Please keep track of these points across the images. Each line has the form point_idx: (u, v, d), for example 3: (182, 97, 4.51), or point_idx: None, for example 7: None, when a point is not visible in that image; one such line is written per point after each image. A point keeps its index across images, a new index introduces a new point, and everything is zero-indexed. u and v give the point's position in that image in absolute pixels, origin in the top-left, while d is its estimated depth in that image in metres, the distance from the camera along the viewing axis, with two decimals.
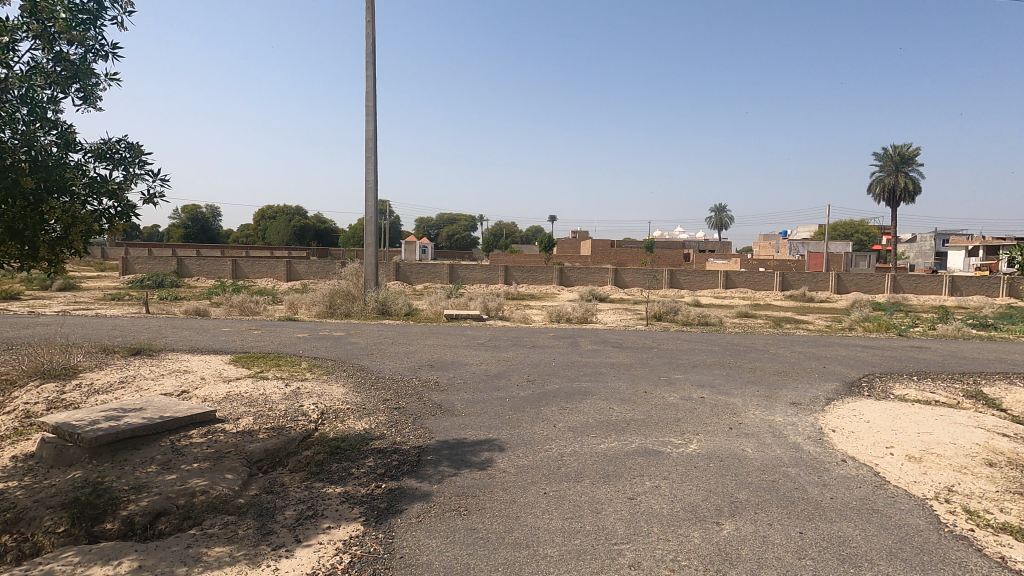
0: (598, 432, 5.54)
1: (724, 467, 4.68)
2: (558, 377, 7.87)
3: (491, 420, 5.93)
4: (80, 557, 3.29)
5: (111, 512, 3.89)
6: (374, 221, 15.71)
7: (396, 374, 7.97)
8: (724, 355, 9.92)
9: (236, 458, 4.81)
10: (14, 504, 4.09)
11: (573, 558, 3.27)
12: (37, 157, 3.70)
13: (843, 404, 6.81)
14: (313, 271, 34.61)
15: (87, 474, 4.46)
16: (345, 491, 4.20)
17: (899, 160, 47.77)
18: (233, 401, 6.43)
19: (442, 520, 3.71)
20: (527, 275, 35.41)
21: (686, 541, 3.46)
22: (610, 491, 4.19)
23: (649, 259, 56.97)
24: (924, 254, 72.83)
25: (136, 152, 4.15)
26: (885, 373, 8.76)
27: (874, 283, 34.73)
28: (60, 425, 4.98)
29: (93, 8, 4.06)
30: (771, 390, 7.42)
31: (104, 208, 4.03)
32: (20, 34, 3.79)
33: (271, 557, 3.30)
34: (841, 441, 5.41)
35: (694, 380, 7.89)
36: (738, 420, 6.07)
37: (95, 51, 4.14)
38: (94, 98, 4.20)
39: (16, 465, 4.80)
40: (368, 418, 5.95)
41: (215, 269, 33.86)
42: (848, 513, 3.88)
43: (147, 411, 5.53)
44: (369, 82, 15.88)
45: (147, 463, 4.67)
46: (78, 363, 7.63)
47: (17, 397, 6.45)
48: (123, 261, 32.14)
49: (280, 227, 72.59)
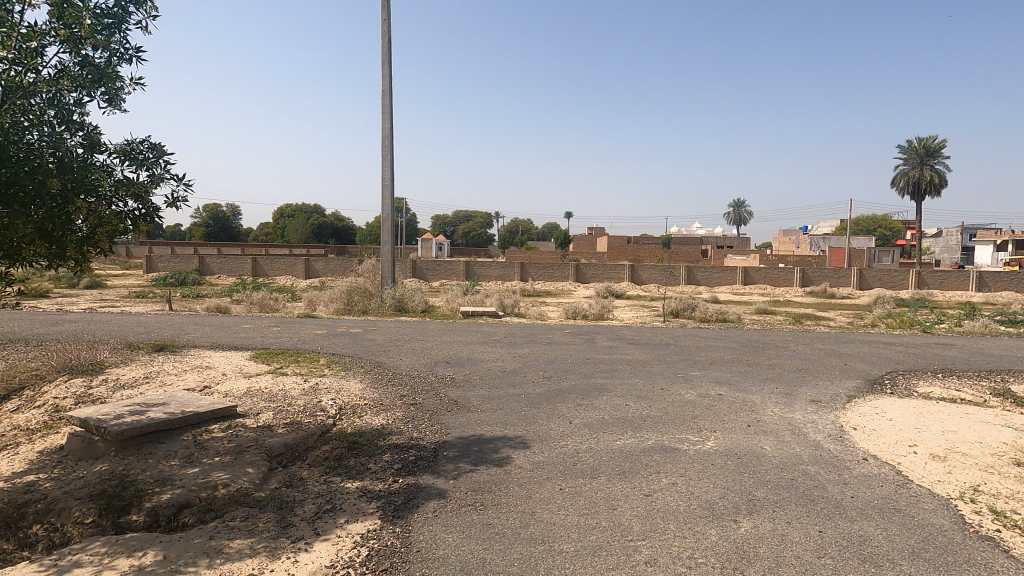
0: (614, 428, 5.53)
1: (742, 465, 4.63)
2: (574, 374, 7.86)
3: (507, 416, 5.95)
4: (106, 548, 3.39)
5: (136, 504, 4.00)
6: (389, 218, 15.79)
7: (412, 370, 8.01)
8: (742, 352, 9.82)
9: (256, 452, 4.90)
10: (45, 495, 4.22)
11: (589, 554, 3.26)
12: (64, 159, 3.81)
13: (864, 403, 6.67)
14: (331, 268, 34.91)
15: (114, 467, 4.59)
16: (362, 485, 4.26)
17: (925, 153, 46.60)
18: (253, 397, 6.54)
19: (459, 515, 3.74)
20: (543, 272, 35.16)
21: (703, 538, 3.44)
22: (627, 488, 4.17)
23: (664, 256, 56.50)
24: (948, 249, 71.25)
25: (159, 152, 4.24)
26: (908, 371, 8.57)
27: (898, 279, 33.92)
28: (88, 419, 5.11)
29: (118, 12, 4.15)
30: (791, 388, 7.32)
31: (129, 209, 4.18)
32: (48, 39, 3.91)
33: (290, 550, 3.36)
34: (863, 440, 5.31)
35: (711, 377, 7.79)
36: (757, 417, 5.99)
37: (120, 55, 4.24)
38: (119, 101, 4.30)
39: (45, 458, 4.96)
40: (385, 413, 6.02)
41: (235, 266, 34.35)
42: (869, 512, 3.82)
43: (170, 406, 5.65)
44: (385, 80, 15.98)
45: (171, 457, 4.78)
46: (105, 359, 7.82)
47: (45, 392, 6.64)
48: (147, 260, 32.77)
49: (298, 226, 73.50)
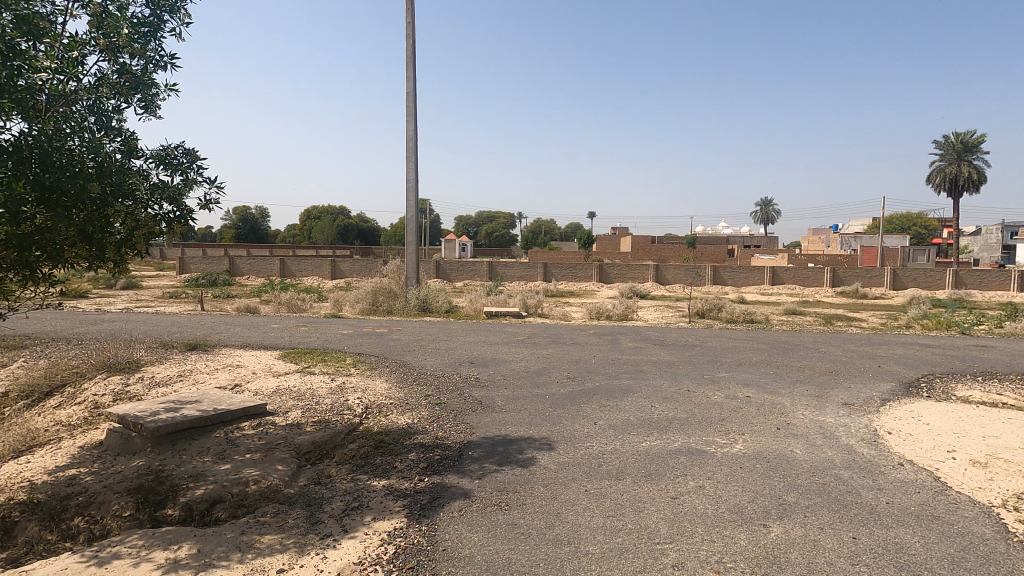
0: (640, 430, 5.48)
1: (772, 469, 4.54)
2: (598, 375, 7.81)
3: (532, 417, 5.94)
4: (144, 541, 3.50)
5: (172, 499, 4.12)
6: (413, 219, 15.94)
7: (437, 370, 8.07)
8: (771, 353, 9.62)
9: (285, 450, 4.99)
10: (85, 489, 4.38)
11: (615, 556, 3.24)
12: (104, 164, 3.94)
13: (900, 406, 6.47)
14: (356, 269, 35.37)
15: (150, 462, 4.74)
16: (389, 483, 4.31)
17: (962, 148, 44.99)
18: (282, 395, 6.67)
19: (485, 515, 3.75)
20: (566, 272, 35.03)
21: (732, 542, 3.39)
22: (653, 490, 4.13)
23: (689, 256, 55.71)
24: (988, 248, 68.67)
25: (193, 157, 4.36)
26: (946, 374, 8.28)
27: (934, 279, 32.82)
28: (125, 415, 5.29)
29: (153, 21, 4.28)
30: (822, 390, 7.15)
31: (164, 212, 4.31)
32: (88, 49, 4.05)
33: (319, 546, 3.42)
34: (898, 445, 5.16)
35: (738, 379, 7.66)
36: (786, 420, 5.87)
37: (155, 62, 4.38)
38: (155, 107, 4.44)
39: (86, 453, 5.14)
40: (410, 412, 6.07)
41: (264, 267, 35.08)
42: (905, 519, 3.70)
43: (203, 403, 5.80)
44: (409, 82, 16.12)
45: (204, 453, 4.90)
46: (141, 358, 8.07)
47: (85, 389, 6.88)
48: (180, 262, 33.70)
49: (324, 227, 74.71)
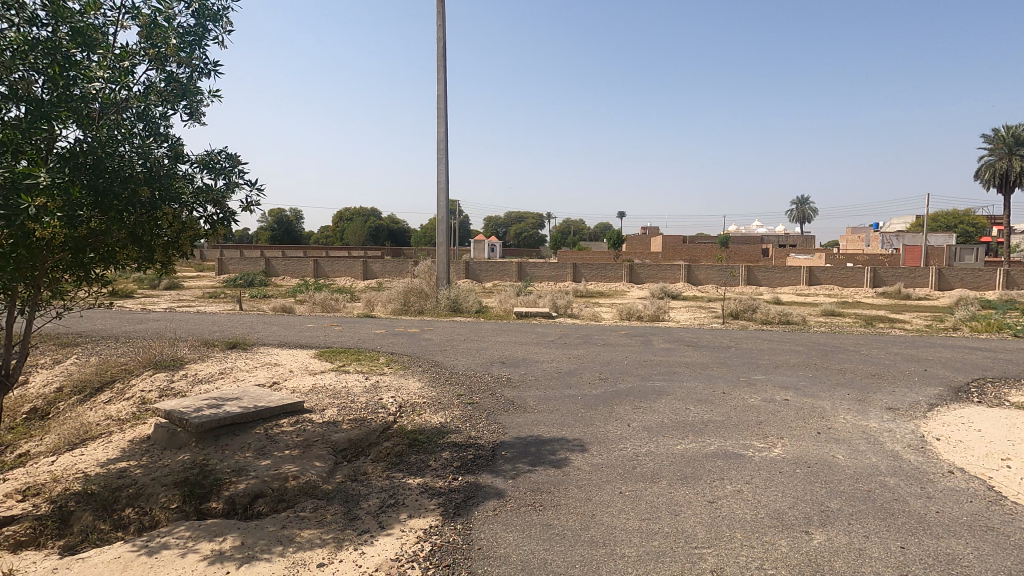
0: (674, 433, 5.40)
1: (813, 474, 4.42)
2: (631, 376, 7.73)
3: (564, 418, 5.92)
4: (190, 533, 3.63)
5: (216, 492, 4.25)
6: (444, 220, 16.07)
7: (469, 370, 8.12)
8: (809, 356, 9.36)
9: (323, 446, 5.10)
10: (135, 481, 4.56)
11: (652, 560, 3.21)
12: (152, 169, 4.10)
13: (948, 412, 6.21)
14: (387, 269, 35.86)
15: (195, 457, 4.90)
16: (423, 482, 4.35)
17: (1014, 141, 42.90)
18: (318, 393, 6.82)
19: (519, 515, 3.76)
20: (596, 272, 34.77)
21: (773, 549, 3.31)
22: (690, 493, 4.06)
23: (722, 255, 54.64)
24: None
25: (235, 161, 4.50)
26: (998, 379, 7.90)
27: (983, 279, 31.38)
28: (171, 411, 5.49)
29: (198, 30, 4.43)
30: (864, 394, 6.92)
31: (208, 214, 4.46)
32: (138, 58, 4.22)
33: (357, 541, 3.48)
34: (948, 452, 4.95)
35: (776, 382, 7.48)
36: (827, 425, 5.70)
37: (200, 70, 4.53)
38: (199, 113, 4.60)
39: (135, 446, 5.36)
40: (443, 412, 6.13)
41: (298, 268, 35.90)
42: (957, 529, 3.56)
43: (244, 400, 5.97)
44: (440, 84, 16.26)
45: (245, 449, 5.05)
46: (185, 355, 8.37)
47: (133, 385, 7.17)
48: (219, 263, 34.77)
49: (356, 229, 76.00)
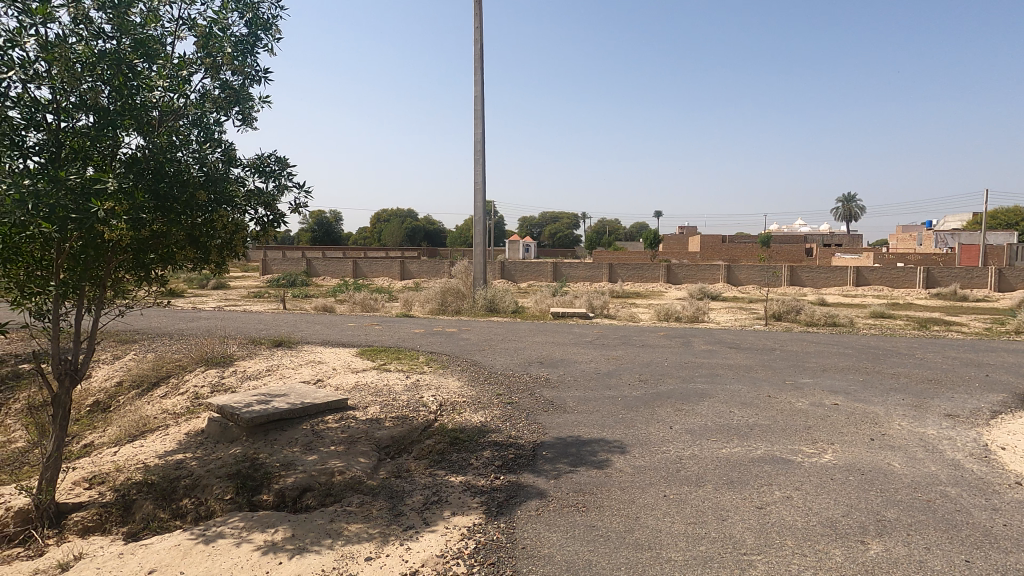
0: (718, 436, 5.29)
1: (867, 482, 4.26)
2: (671, 378, 7.61)
3: (605, 419, 5.88)
4: (244, 523, 3.76)
5: (266, 485, 4.40)
6: (481, 220, 16.17)
7: (508, 370, 8.15)
8: (859, 359, 9.01)
9: (366, 443, 5.21)
10: (191, 472, 4.76)
11: (699, 565, 3.15)
12: (208, 173, 4.27)
13: (1013, 420, 5.88)
14: (424, 269, 36.32)
15: (246, 450, 5.09)
16: (466, 480, 4.39)
17: None
18: (361, 391, 6.96)
19: (562, 515, 3.75)
20: (633, 273, 34.34)
21: (826, 558, 3.20)
22: (737, 498, 3.97)
23: (763, 255, 53.14)
24: None
25: (284, 164, 4.65)
26: None
27: None
28: (224, 406, 5.70)
29: (250, 39, 4.60)
30: (920, 400, 6.61)
31: (259, 216, 4.62)
32: (194, 67, 4.40)
33: (402, 537, 3.54)
34: (1014, 462, 4.68)
35: (824, 385, 7.23)
36: (880, 431, 5.48)
37: (252, 77, 4.70)
38: (251, 119, 4.76)
39: (190, 439, 5.59)
40: (483, 411, 6.17)
41: (338, 268, 36.76)
42: None
43: (291, 396, 6.16)
44: (477, 86, 16.38)
45: (293, 444, 5.21)
46: (234, 352, 8.69)
47: (187, 380, 7.49)
48: (263, 263, 35.94)
49: (393, 230, 77.25)
